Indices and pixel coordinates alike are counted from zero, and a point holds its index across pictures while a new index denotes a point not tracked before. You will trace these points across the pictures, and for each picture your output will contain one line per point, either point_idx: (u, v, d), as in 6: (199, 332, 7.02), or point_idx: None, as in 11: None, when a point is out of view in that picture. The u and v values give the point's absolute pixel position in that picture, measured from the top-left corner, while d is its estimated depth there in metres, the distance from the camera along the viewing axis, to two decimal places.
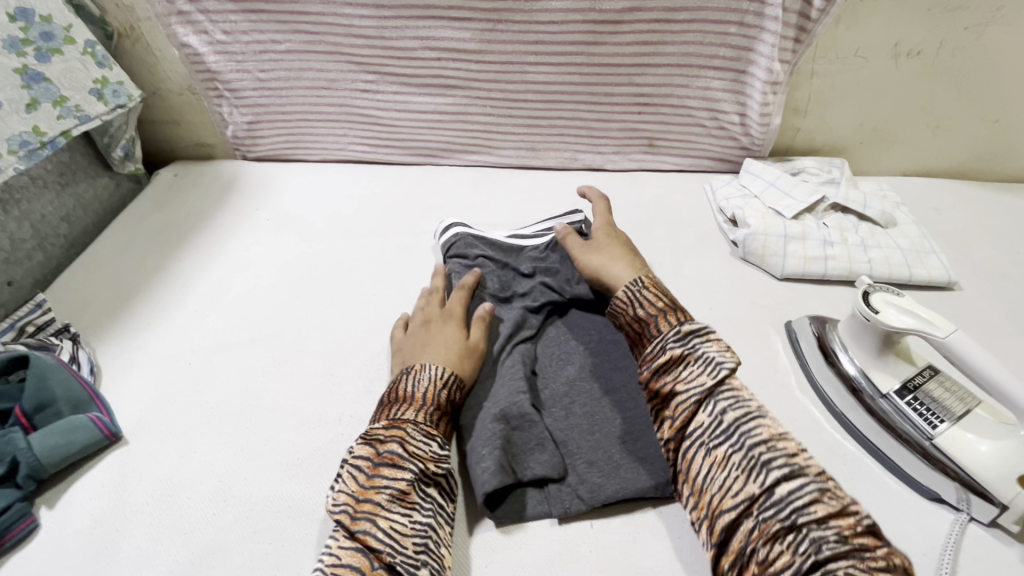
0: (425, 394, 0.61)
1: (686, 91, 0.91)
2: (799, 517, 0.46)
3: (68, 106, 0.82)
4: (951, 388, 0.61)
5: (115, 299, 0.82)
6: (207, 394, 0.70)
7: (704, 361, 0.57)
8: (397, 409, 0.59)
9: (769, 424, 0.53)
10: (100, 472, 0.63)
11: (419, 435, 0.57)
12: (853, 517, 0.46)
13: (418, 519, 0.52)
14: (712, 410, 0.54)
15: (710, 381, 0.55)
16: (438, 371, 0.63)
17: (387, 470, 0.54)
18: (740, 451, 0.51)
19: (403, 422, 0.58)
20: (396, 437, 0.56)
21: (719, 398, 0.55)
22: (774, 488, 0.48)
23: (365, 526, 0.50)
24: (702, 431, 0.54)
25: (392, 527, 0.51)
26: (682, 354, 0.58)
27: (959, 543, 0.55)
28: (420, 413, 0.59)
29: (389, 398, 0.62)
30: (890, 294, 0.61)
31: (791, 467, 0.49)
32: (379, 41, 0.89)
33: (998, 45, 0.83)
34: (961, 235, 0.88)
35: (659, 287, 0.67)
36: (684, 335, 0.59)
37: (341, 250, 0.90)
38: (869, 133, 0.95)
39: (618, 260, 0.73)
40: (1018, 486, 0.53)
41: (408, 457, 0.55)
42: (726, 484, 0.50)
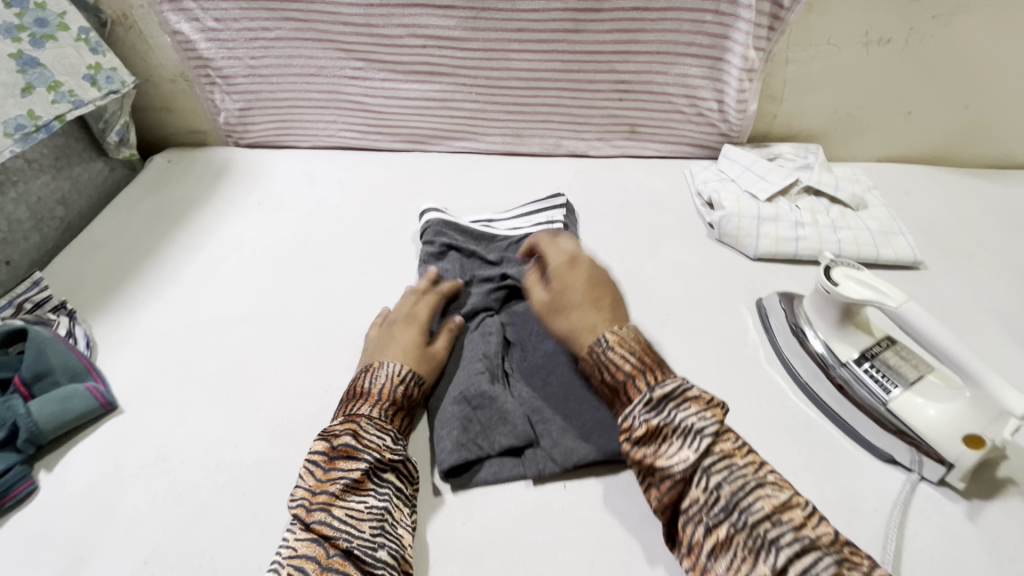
0: (382, 389, 0.63)
1: (665, 78, 0.93)
2: None
3: (62, 91, 0.84)
4: (906, 356, 0.64)
5: (110, 278, 0.85)
6: (199, 367, 0.73)
7: (683, 432, 0.52)
8: (354, 406, 0.62)
9: (770, 493, 0.48)
10: (97, 439, 0.65)
11: (373, 429, 0.59)
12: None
13: (373, 504, 0.55)
14: (706, 485, 0.49)
15: (694, 456, 0.50)
16: (397, 367, 0.66)
17: (342, 462, 0.57)
18: (743, 529, 0.47)
19: (356, 417, 0.60)
20: (349, 431, 0.59)
21: (710, 471, 0.50)
22: (788, 570, 0.44)
23: (320, 517, 0.53)
24: (698, 507, 0.49)
25: (347, 515, 0.54)
26: (659, 426, 0.52)
27: (908, 500, 0.59)
28: (375, 408, 0.62)
29: (348, 395, 0.64)
30: (850, 269, 0.65)
31: (802, 542, 0.45)
32: (367, 28, 0.91)
33: (964, 33, 0.85)
34: (930, 218, 0.92)
35: (628, 342, 0.60)
36: (658, 403, 0.54)
37: (330, 232, 0.93)
38: (843, 120, 0.98)
39: (583, 308, 0.65)
40: (963, 445, 0.56)
41: (362, 449, 0.57)
42: (733, 567, 0.46)
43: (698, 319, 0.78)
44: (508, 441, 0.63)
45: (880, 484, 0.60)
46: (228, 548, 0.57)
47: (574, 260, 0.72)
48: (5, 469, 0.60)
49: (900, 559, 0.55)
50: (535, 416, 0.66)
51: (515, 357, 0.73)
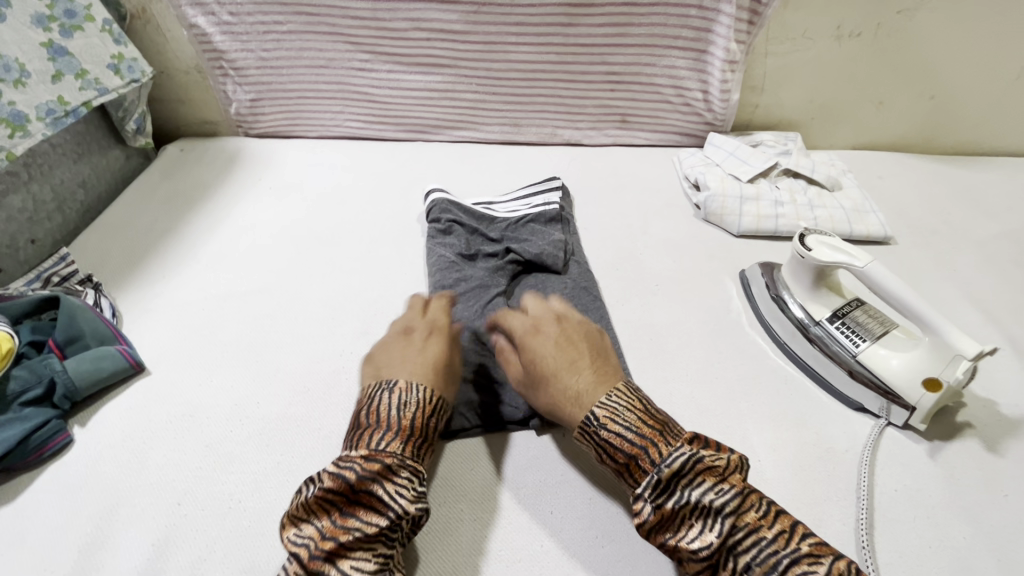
0: (413, 419, 0.55)
1: (654, 70, 1.00)
2: None
3: (89, 78, 0.90)
4: (873, 315, 0.70)
5: (131, 254, 0.90)
6: (220, 334, 0.78)
7: (699, 512, 0.48)
8: (377, 437, 0.53)
9: (806, 570, 0.44)
10: (127, 397, 0.70)
11: (404, 475, 0.52)
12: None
13: (382, 560, 0.49)
14: (734, 566, 0.46)
15: (717, 539, 0.47)
16: (426, 392, 0.57)
17: (362, 510, 0.50)
18: None
19: (384, 454, 0.52)
20: (375, 474, 0.51)
21: (736, 551, 0.46)
22: None
23: (323, 569, 0.47)
24: None
25: (353, 572, 0.47)
26: (672, 509, 0.49)
27: (877, 442, 0.64)
28: (405, 446, 0.53)
29: (364, 420, 0.55)
30: (823, 236, 0.71)
31: None
32: (374, 22, 0.97)
33: (928, 27, 0.92)
34: (900, 198, 0.99)
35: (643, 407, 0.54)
36: (667, 482, 0.49)
37: (339, 214, 0.98)
38: (820, 109, 1.05)
39: (560, 377, 0.58)
40: (923, 389, 0.62)
41: (385, 501, 0.50)
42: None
43: (685, 289, 0.84)
44: (510, 411, 0.67)
45: (853, 430, 0.66)
46: (254, 491, 0.62)
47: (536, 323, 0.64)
48: (44, 422, 0.64)
49: (870, 493, 0.60)
50: None
51: None
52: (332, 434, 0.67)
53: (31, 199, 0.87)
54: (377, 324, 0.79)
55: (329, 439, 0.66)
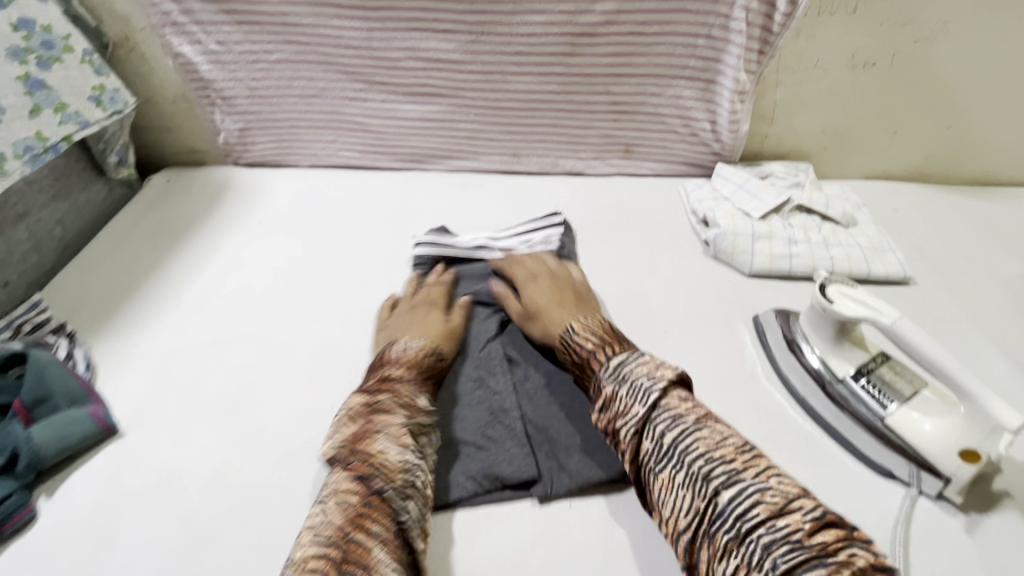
0: (412, 358, 0.70)
1: (660, 100, 0.96)
2: (743, 525, 0.46)
3: (69, 112, 0.85)
4: (900, 372, 0.65)
5: (110, 298, 0.85)
6: (202, 389, 0.73)
7: (635, 389, 0.58)
8: (391, 369, 0.67)
9: (706, 436, 0.53)
10: (98, 463, 0.65)
11: (409, 393, 0.64)
12: (798, 513, 0.47)
13: (409, 458, 0.57)
14: (654, 434, 0.55)
15: (642, 409, 0.57)
16: (421, 343, 0.72)
17: (382, 417, 0.60)
18: (683, 471, 0.52)
19: (393, 381, 0.65)
20: (388, 392, 0.63)
21: (656, 421, 0.56)
22: (720, 500, 0.49)
23: (362, 457, 0.56)
24: (650, 456, 0.55)
25: (384, 462, 0.56)
26: (614, 389, 0.60)
27: (909, 515, 0.59)
28: (410, 373, 0.67)
29: (377, 363, 0.69)
30: (845, 286, 0.66)
31: (729, 475, 0.50)
32: (367, 51, 0.93)
33: (945, 57, 0.89)
34: (918, 234, 0.94)
35: (591, 327, 0.69)
36: (615, 368, 0.62)
37: (330, 252, 0.93)
38: (831, 140, 1.01)
39: (551, 308, 0.75)
40: (960, 460, 0.57)
41: (397, 408, 0.61)
42: (676, 506, 0.51)
43: (697, 336, 0.79)
44: (513, 473, 0.63)
45: (882, 501, 0.61)
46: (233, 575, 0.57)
47: (536, 273, 0.81)
48: (5, 496, 0.59)
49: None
50: (540, 437, 0.67)
51: (518, 375, 0.74)
52: None
53: (4, 241, 0.82)
54: None
55: None
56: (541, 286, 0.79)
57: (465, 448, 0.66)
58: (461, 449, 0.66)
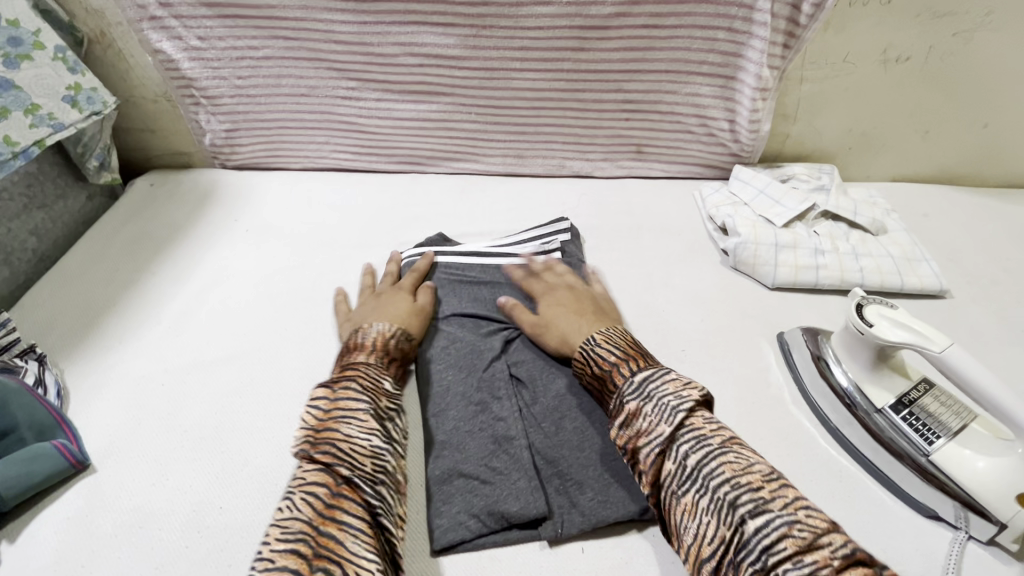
0: (375, 342, 0.65)
1: (675, 98, 0.89)
2: (770, 558, 0.42)
3: (41, 114, 0.79)
4: (946, 402, 0.60)
5: (86, 315, 0.79)
6: (181, 417, 0.67)
7: (659, 407, 0.53)
8: (353, 357, 0.62)
9: (733, 459, 0.49)
10: (66, 504, 0.60)
11: (372, 374, 0.59)
12: (826, 549, 0.42)
13: (378, 443, 0.52)
14: (675, 455, 0.50)
15: (667, 428, 0.51)
16: (386, 326, 0.68)
17: (344, 403, 0.54)
18: (707, 496, 0.47)
19: (357, 365, 0.60)
20: (350, 377, 0.58)
21: (680, 442, 0.51)
22: (745, 530, 0.44)
23: (326, 448, 0.50)
24: (670, 479, 0.50)
25: (350, 446, 0.50)
26: (638, 406, 0.54)
27: (959, 563, 0.54)
28: (372, 358, 0.63)
29: (341, 352, 0.65)
30: (884, 307, 0.60)
31: (757, 503, 0.45)
32: (360, 47, 0.86)
33: (986, 51, 0.82)
34: (952, 241, 0.88)
35: (613, 339, 0.64)
36: (639, 384, 0.56)
37: (322, 263, 0.87)
38: (858, 139, 0.95)
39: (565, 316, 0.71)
40: (1018, 506, 0.51)
41: (363, 393, 0.56)
42: (699, 532, 0.47)
43: (717, 355, 0.73)
44: (521, 510, 0.57)
45: (927, 546, 0.55)
46: None
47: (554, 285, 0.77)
48: None
49: None
50: (549, 470, 0.61)
51: (525, 399, 0.67)
52: None
53: None
54: None
55: None
56: (559, 296, 0.74)
57: (466, 482, 0.60)
58: (463, 482, 0.60)
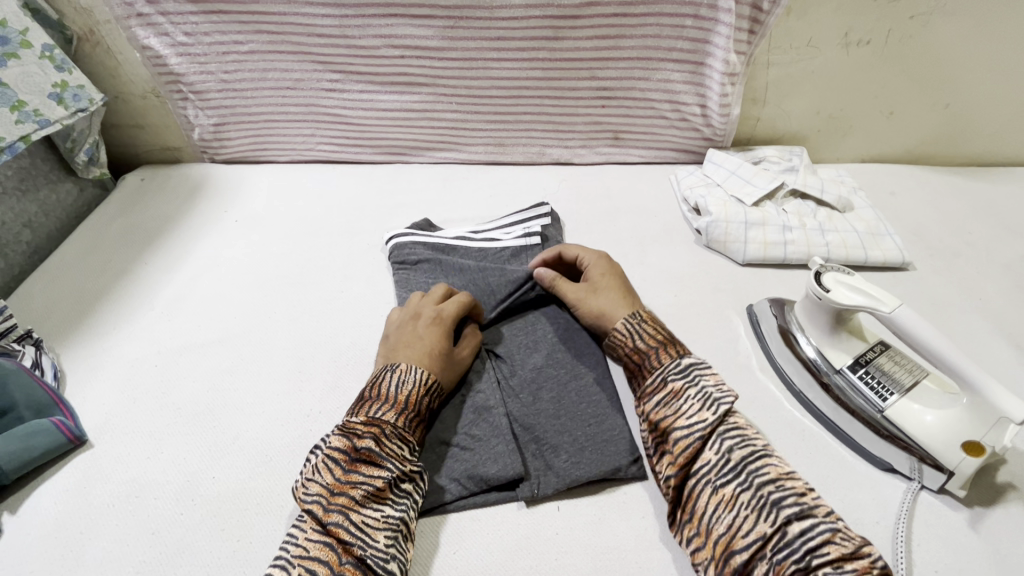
0: (409, 396, 0.60)
1: (647, 84, 0.92)
2: (813, 559, 0.46)
3: (27, 110, 0.81)
4: (900, 361, 0.63)
5: (79, 304, 0.82)
6: (172, 396, 0.70)
7: (703, 397, 0.57)
8: (375, 407, 0.58)
9: (775, 463, 0.53)
10: (65, 477, 0.62)
11: (396, 437, 0.56)
12: (867, 559, 0.46)
13: (390, 514, 0.53)
14: (718, 448, 0.54)
15: (713, 418, 0.55)
16: (423, 375, 0.62)
17: (364, 467, 0.54)
18: (748, 491, 0.51)
19: (380, 421, 0.57)
20: (372, 434, 0.55)
21: (724, 436, 0.55)
22: (786, 528, 0.48)
23: (337, 519, 0.51)
24: (710, 468, 0.54)
25: (363, 522, 0.51)
26: (682, 387, 0.59)
27: (911, 510, 0.57)
28: (399, 416, 0.58)
29: (368, 394, 0.60)
30: (841, 273, 0.63)
31: (801, 507, 0.49)
32: (342, 40, 0.89)
33: (942, 33, 0.85)
34: (916, 217, 0.92)
35: (657, 321, 0.68)
36: (685, 368, 0.60)
37: (309, 250, 0.90)
38: (826, 122, 0.98)
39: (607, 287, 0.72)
40: (963, 453, 0.55)
41: (385, 457, 0.55)
42: (735, 523, 0.50)
43: (690, 328, 0.76)
44: (498, 472, 0.59)
45: (882, 496, 0.59)
46: None
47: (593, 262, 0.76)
48: None
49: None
50: (526, 436, 0.64)
51: (504, 372, 0.70)
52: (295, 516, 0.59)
53: None
54: (348, 377, 0.71)
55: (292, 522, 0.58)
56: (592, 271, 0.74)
57: (448, 449, 0.62)
58: (439, 449, 0.62)
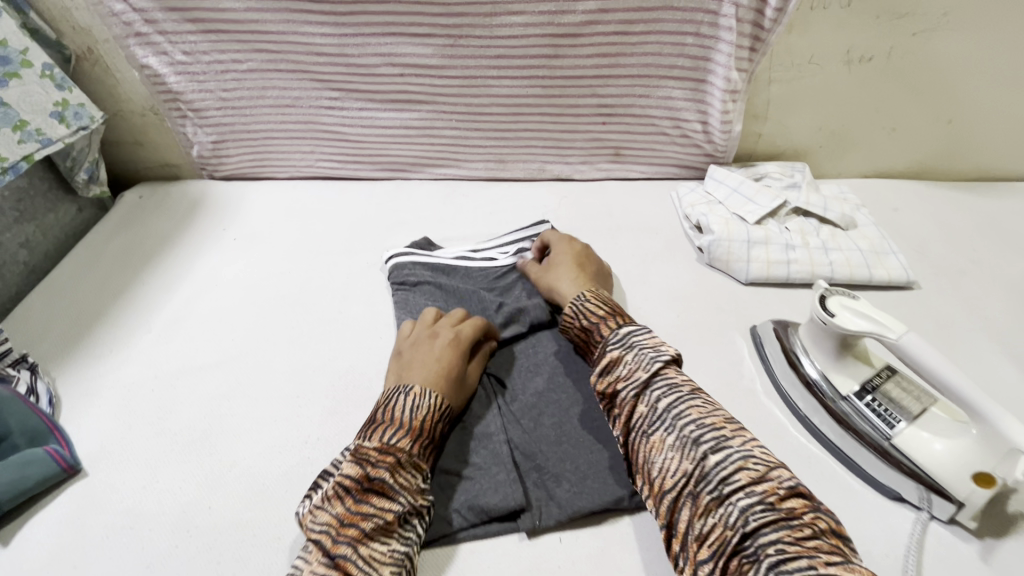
0: (424, 421, 0.59)
1: (648, 101, 0.92)
2: (726, 488, 0.47)
3: (29, 130, 0.81)
4: (907, 387, 0.62)
5: (75, 325, 0.81)
6: (169, 422, 0.69)
7: (637, 356, 0.59)
8: (389, 433, 0.57)
9: (700, 403, 0.54)
10: (59, 507, 0.61)
11: (410, 467, 0.56)
12: (776, 481, 0.47)
13: (397, 548, 0.52)
14: (648, 399, 0.56)
15: (644, 374, 0.57)
16: (437, 400, 0.61)
17: (375, 499, 0.53)
18: (674, 433, 0.52)
19: (395, 449, 0.55)
20: (388, 463, 0.54)
21: (653, 386, 0.56)
22: (705, 463, 0.49)
23: (346, 552, 0.50)
24: (642, 420, 0.55)
25: (371, 555, 0.50)
26: (619, 354, 0.60)
27: (921, 542, 0.56)
28: (414, 444, 0.57)
29: (380, 416, 0.59)
30: (845, 298, 0.63)
31: (718, 441, 0.50)
32: (341, 58, 0.89)
33: (944, 50, 0.85)
34: (920, 234, 0.91)
35: (602, 297, 0.69)
36: (623, 337, 0.62)
37: (308, 269, 0.89)
38: (828, 138, 0.98)
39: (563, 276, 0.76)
40: (973, 484, 0.54)
41: (398, 490, 0.54)
42: (664, 466, 0.51)
43: (694, 350, 0.75)
44: (499, 503, 0.58)
45: (891, 526, 0.57)
46: None
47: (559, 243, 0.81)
48: None
49: None
50: (528, 464, 0.63)
51: (505, 397, 0.69)
52: (292, 548, 0.58)
53: None
54: (347, 402, 0.70)
55: (289, 554, 0.57)
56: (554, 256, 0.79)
57: (450, 478, 0.61)
58: (441, 478, 0.61)
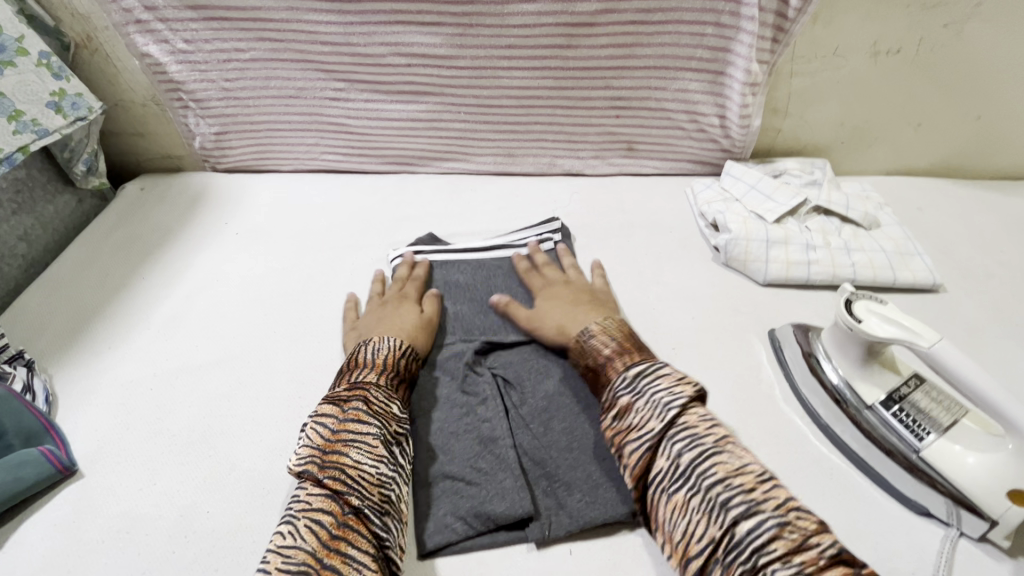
0: (386, 359, 0.64)
1: (664, 94, 0.89)
2: (760, 559, 0.43)
3: (24, 120, 0.79)
4: (937, 397, 0.59)
5: (73, 320, 0.79)
6: (168, 422, 0.67)
7: (652, 404, 0.54)
8: (358, 374, 0.62)
9: (726, 460, 0.49)
10: (54, 509, 0.60)
11: (381, 396, 0.59)
12: (815, 549, 0.43)
13: (385, 470, 0.53)
14: (669, 452, 0.51)
15: (659, 425, 0.52)
16: (396, 342, 0.67)
17: (353, 426, 0.55)
18: (698, 494, 0.48)
19: (365, 385, 0.60)
20: (359, 396, 0.58)
21: (673, 440, 0.51)
22: (735, 530, 0.45)
23: (334, 472, 0.51)
24: (661, 474, 0.51)
25: (360, 474, 0.51)
26: (631, 402, 0.55)
27: (950, 560, 0.53)
28: (381, 377, 0.62)
29: (348, 366, 0.64)
30: (873, 302, 0.60)
31: (749, 505, 0.46)
32: (346, 47, 0.86)
33: (976, 42, 0.81)
34: (945, 234, 0.88)
35: (608, 329, 0.65)
36: (633, 379, 0.57)
37: (310, 265, 0.87)
38: (850, 133, 0.94)
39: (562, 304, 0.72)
40: (1008, 501, 0.51)
41: (374, 415, 0.56)
42: (688, 530, 0.47)
43: (710, 354, 0.72)
44: (507, 510, 0.56)
45: (917, 543, 0.55)
46: None
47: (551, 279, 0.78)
48: None
49: None
50: (537, 471, 0.60)
51: (513, 400, 0.67)
52: None
53: None
54: None
55: None
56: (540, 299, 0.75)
57: (453, 483, 0.59)
58: (447, 484, 0.59)
